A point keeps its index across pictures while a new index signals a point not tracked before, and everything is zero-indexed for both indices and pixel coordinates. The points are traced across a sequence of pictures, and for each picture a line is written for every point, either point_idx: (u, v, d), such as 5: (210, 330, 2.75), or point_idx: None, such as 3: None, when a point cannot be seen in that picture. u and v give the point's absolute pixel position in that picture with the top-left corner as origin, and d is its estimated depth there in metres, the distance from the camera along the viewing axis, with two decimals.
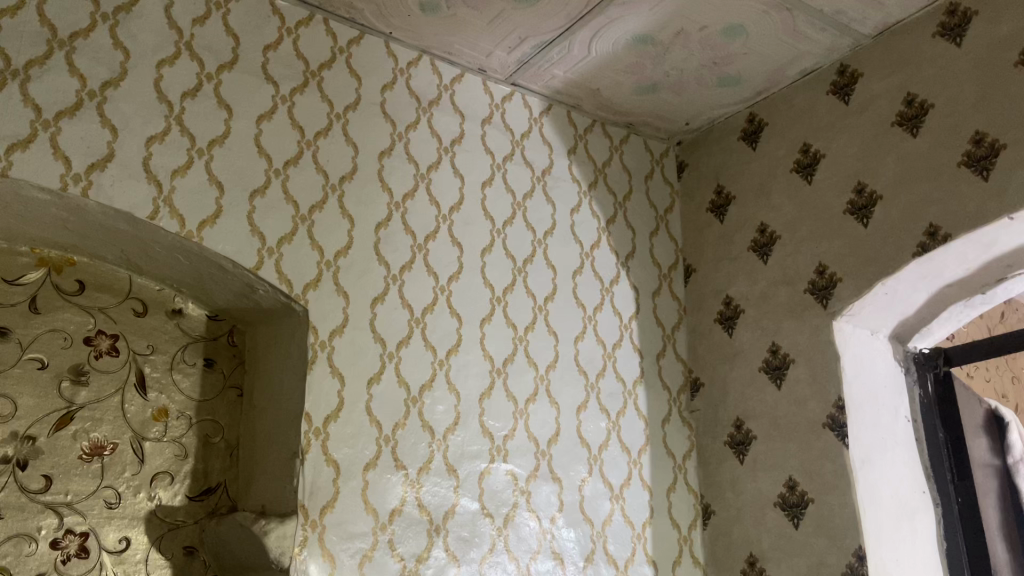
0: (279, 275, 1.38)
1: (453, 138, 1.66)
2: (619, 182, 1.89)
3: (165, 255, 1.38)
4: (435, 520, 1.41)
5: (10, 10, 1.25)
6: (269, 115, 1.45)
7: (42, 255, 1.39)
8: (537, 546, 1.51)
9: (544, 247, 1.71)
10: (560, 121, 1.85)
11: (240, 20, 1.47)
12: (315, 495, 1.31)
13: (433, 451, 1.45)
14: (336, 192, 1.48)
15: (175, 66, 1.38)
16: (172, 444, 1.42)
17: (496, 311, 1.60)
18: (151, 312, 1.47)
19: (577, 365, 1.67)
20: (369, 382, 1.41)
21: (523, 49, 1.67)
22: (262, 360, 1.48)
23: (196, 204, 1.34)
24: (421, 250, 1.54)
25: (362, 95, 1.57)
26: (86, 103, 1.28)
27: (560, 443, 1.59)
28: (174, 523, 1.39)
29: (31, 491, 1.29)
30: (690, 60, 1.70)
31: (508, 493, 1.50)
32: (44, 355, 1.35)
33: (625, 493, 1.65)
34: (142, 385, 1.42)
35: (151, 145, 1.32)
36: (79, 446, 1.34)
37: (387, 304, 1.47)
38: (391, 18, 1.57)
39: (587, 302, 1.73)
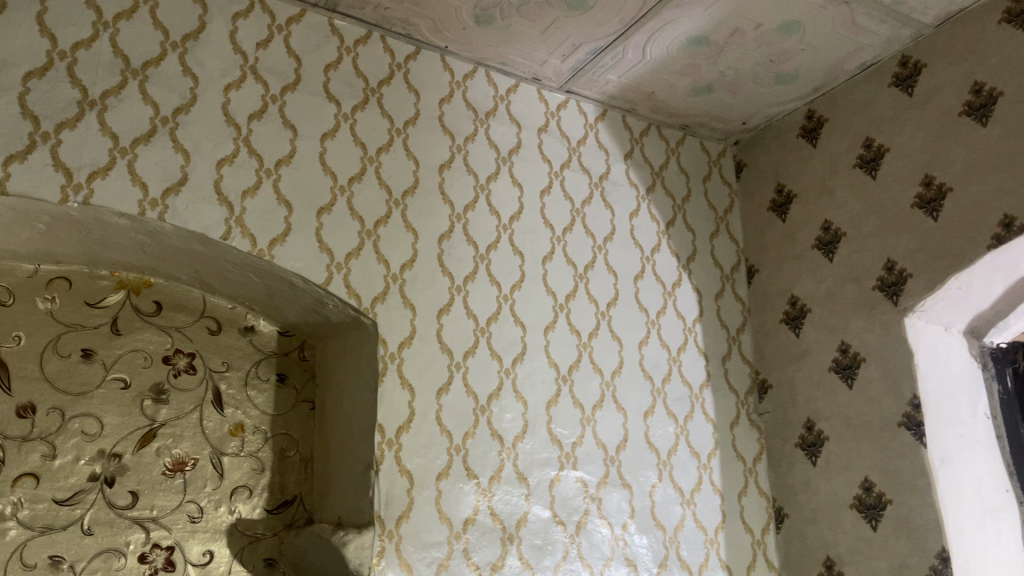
0: (348, 290, 1.40)
1: (511, 148, 1.67)
2: (677, 185, 1.88)
3: (237, 274, 1.42)
4: (507, 528, 1.42)
5: (85, 42, 1.30)
6: (332, 133, 1.48)
7: (121, 278, 1.44)
8: (610, 553, 1.50)
9: (604, 253, 1.71)
10: (616, 126, 1.85)
11: (301, 41, 1.51)
12: (391, 505, 1.33)
13: (503, 459, 1.45)
14: (399, 206, 1.50)
15: (241, 90, 1.41)
16: (250, 459, 1.46)
17: (560, 318, 1.60)
18: (225, 330, 1.51)
19: (642, 370, 1.66)
20: (438, 392, 1.43)
21: (577, 56, 1.67)
22: (333, 374, 1.51)
23: (266, 223, 1.37)
24: (483, 259, 1.56)
25: (421, 109, 1.59)
26: (160, 130, 1.32)
27: (629, 449, 1.59)
28: (254, 535, 1.42)
29: (119, 507, 1.33)
30: (746, 59, 1.69)
31: (579, 500, 1.50)
32: (127, 375, 1.39)
33: (697, 498, 1.63)
34: (219, 402, 1.46)
35: (221, 168, 1.35)
36: (162, 462, 1.38)
37: (453, 315, 1.49)
38: (447, 32, 1.59)
39: (650, 306, 1.73)
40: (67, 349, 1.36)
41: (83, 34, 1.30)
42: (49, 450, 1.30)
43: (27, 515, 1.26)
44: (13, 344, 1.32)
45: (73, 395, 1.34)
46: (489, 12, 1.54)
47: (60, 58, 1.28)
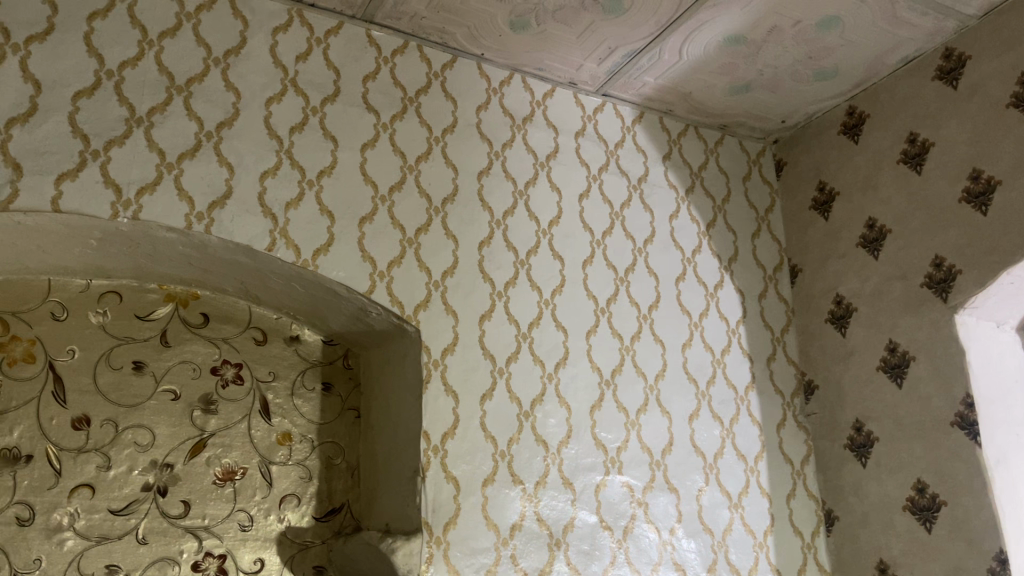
0: (391, 298, 1.41)
1: (549, 153, 1.67)
2: (717, 185, 1.87)
3: (282, 285, 1.44)
4: (554, 534, 1.42)
5: (131, 61, 1.33)
6: (372, 143, 1.49)
7: (169, 291, 1.47)
8: (658, 557, 1.49)
9: (644, 255, 1.70)
10: (653, 127, 1.84)
11: (340, 53, 1.52)
12: (438, 512, 1.33)
13: (548, 465, 1.45)
14: (439, 214, 1.51)
15: (283, 103, 1.43)
16: (297, 467, 1.47)
17: (601, 322, 1.60)
18: (271, 340, 1.53)
19: (686, 373, 1.65)
20: (482, 398, 1.43)
21: (613, 59, 1.67)
22: (377, 382, 1.52)
23: (309, 234, 1.38)
24: (524, 265, 1.56)
25: (458, 117, 1.60)
26: (204, 144, 1.34)
27: (674, 453, 1.58)
28: (304, 543, 1.43)
29: (172, 516, 1.35)
30: (785, 57, 1.67)
31: (626, 505, 1.49)
32: (176, 387, 1.42)
33: (744, 501, 1.61)
34: (266, 411, 1.48)
35: (264, 181, 1.37)
36: (212, 471, 1.40)
37: (495, 321, 1.49)
38: (482, 39, 1.60)
39: (692, 308, 1.71)
40: (119, 362, 1.39)
41: (129, 53, 1.33)
42: (103, 461, 1.33)
43: (83, 526, 1.29)
44: (67, 358, 1.36)
45: (126, 407, 1.37)
46: (524, 18, 1.55)
47: (107, 77, 1.30)
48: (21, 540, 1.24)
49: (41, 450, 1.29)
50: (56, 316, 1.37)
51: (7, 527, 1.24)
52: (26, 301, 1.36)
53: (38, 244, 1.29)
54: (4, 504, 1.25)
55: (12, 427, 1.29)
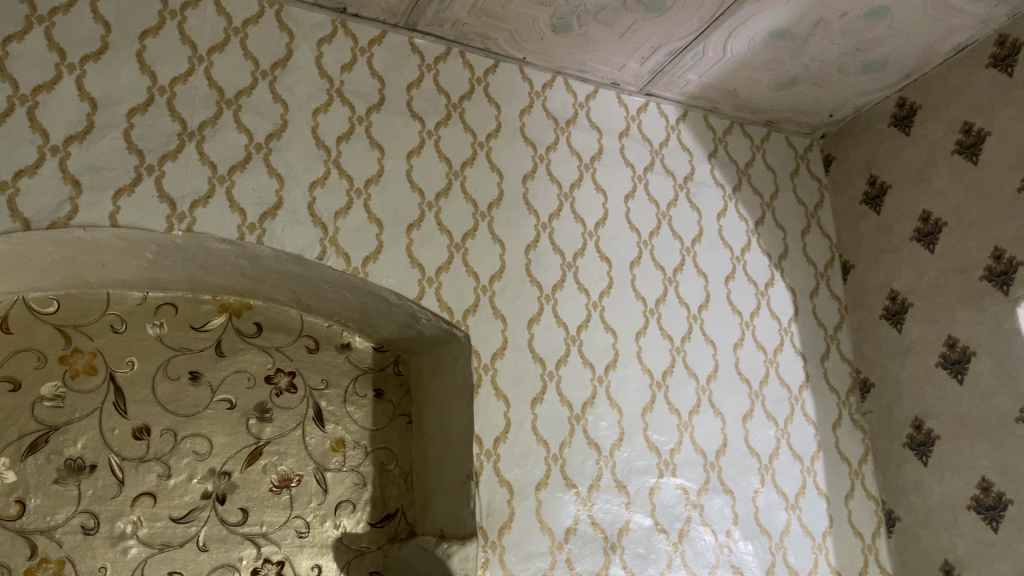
0: (440, 303, 1.42)
1: (593, 154, 1.66)
2: (764, 182, 1.84)
3: (333, 293, 1.45)
4: (609, 537, 1.40)
5: (182, 77, 1.36)
6: (418, 150, 1.50)
7: (223, 301, 1.49)
8: (715, 560, 1.47)
9: (693, 255, 1.68)
10: (697, 125, 1.82)
11: (384, 62, 1.54)
12: (493, 516, 1.33)
13: (600, 468, 1.44)
14: (486, 219, 1.51)
15: (329, 113, 1.45)
16: (352, 473, 1.48)
17: (651, 323, 1.58)
18: (323, 348, 1.55)
19: (739, 373, 1.63)
20: (533, 402, 1.43)
21: (656, 58, 1.66)
22: (428, 388, 1.53)
23: (358, 241, 1.39)
24: (571, 267, 1.55)
25: (502, 121, 1.60)
26: (255, 156, 1.37)
27: (728, 454, 1.55)
28: (360, 549, 1.44)
29: (230, 524, 1.36)
30: (831, 50, 1.65)
31: (681, 507, 1.48)
32: (232, 396, 1.44)
33: (802, 502, 1.58)
34: (320, 419, 1.49)
35: (314, 190, 1.39)
36: (269, 478, 1.42)
37: (543, 324, 1.49)
38: (524, 43, 1.60)
39: (742, 307, 1.69)
40: (177, 372, 1.41)
41: (180, 69, 1.36)
42: (164, 470, 1.35)
43: (146, 533, 1.31)
44: (127, 369, 1.38)
45: (184, 416, 1.39)
46: (566, 20, 1.55)
47: (160, 93, 1.33)
48: (86, 549, 1.27)
49: (104, 460, 1.32)
50: (115, 328, 1.40)
51: (73, 536, 1.26)
52: (87, 314, 1.39)
53: (96, 259, 1.31)
54: (69, 513, 1.27)
55: (76, 438, 1.31)
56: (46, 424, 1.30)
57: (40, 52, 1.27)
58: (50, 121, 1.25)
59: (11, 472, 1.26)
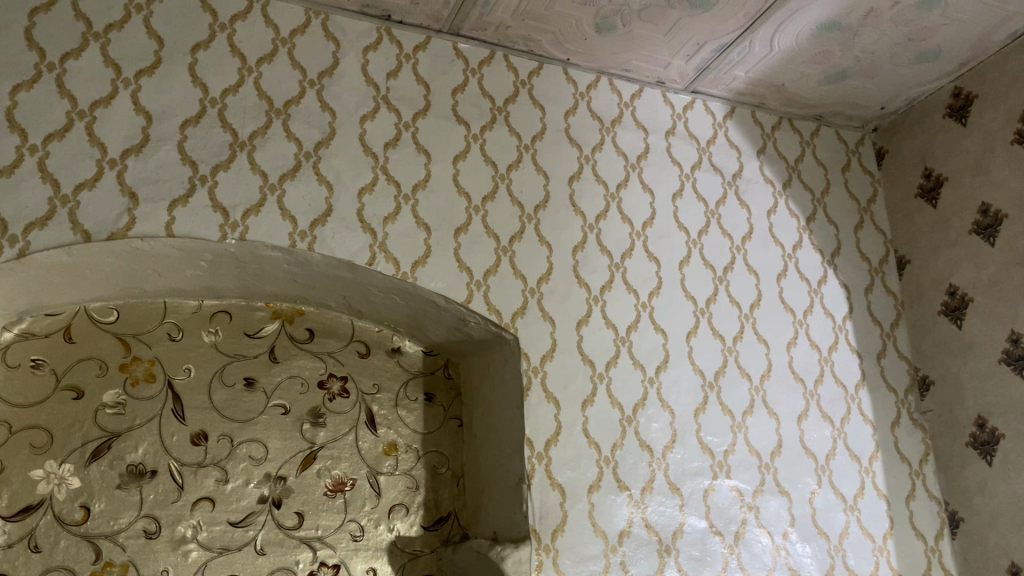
0: (489, 306, 1.42)
1: (639, 154, 1.65)
2: (815, 177, 1.81)
3: (383, 298, 1.46)
4: (664, 540, 1.39)
5: (232, 88, 1.38)
6: (464, 154, 1.50)
7: (275, 308, 1.52)
8: (772, 563, 1.45)
9: (743, 253, 1.66)
10: (745, 122, 1.80)
11: (429, 68, 1.54)
12: (545, 519, 1.33)
13: (653, 470, 1.43)
14: (533, 221, 1.51)
15: (376, 119, 1.46)
16: (404, 477, 1.49)
17: (701, 323, 1.56)
18: (373, 352, 1.56)
19: (793, 373, 1.60)
20: (584, 404, 1.42)
21: (702, 55, 1.65)
22: (479, 391, 1.53)
23: (407, 246, 1.40)
24: (619, 268, 1.54)
25: (547, 123, 1.60)
26: (304, 164, 1.38)
27: (784, 455, 1.53)
28: (414, 552, 1.45)
29: (287, 527, 1.38)
30: (883, 40, 1.62)
31: (736, 509, 1.46)
32: (286, 401, 1.46)
33: (860, 504, 1.55)
34: (372, 423, 1.50)
35: (362, 197, 1.40)
36: (323, 482, 1.43)
37: (592, 326, 1.48)
38: (568, 44, 1.60)
39: (795, 305, 1.66)
40: (232, 379, 1.44)
41: (230, 80, 1.38)
42: (221, 475, 1.37)
43: (206, 538, 1.33)
44: (184, 376, 1.41)
45: (240, 422, 1.42)
46: (610, 20, 1.54)
47: (211, 105, 1.36)
48: (149, 553, 1.29)
49: (164, 466, 1.34)
50: (172, 336, 1.43)
51: (135, 540, 1.29)
52: (145, 323, 1.42)
53: (153, 269, 1.34)
54: (131, 518, 1.30)
55: (137, 444, 1.34)
56: (108, 431, 1.33)
57: (96, 68, 1.31)
58: (107, 136, 1.28)
59: (75, 478, 1.29)
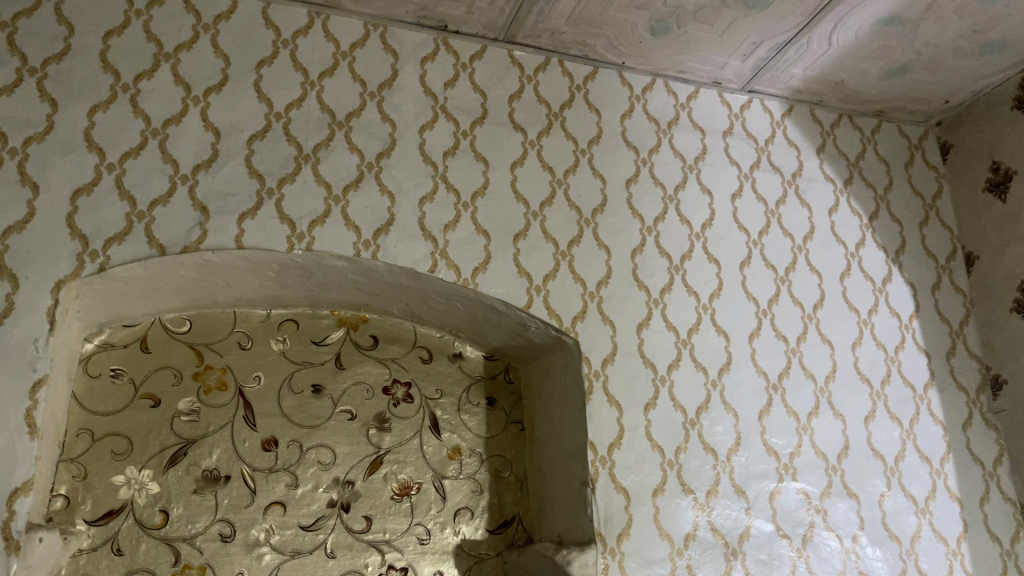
0: (549, 311, 1.43)
1: (696, 155, 1.64)
2: (877, 174, 1.78)
3: (444, 304, 1.48)
4: (730, 543, 1.38)
5: (296, 102, 1.42)
6: (521, 160, 1.52)
7: (340, 316, 1.55)
8: (842, 566, 1.43)
9: (805, 253, 1.64)
10: (803, 120, 1.78)
11: (485, 76, 1.56)
12: (610, 523, 1.33)
13: (718, 473, 1.42)
14: (590, 225, 1.51)
15: (435, 129, 1.48)
16: (469, 481, 1.51)
17: (763, 324, 1.55)
18: (436, 358, 1.58)
19: (858, 373, 1.57)
20: (646, 407, 1.42)
21: (759, 54, 1.63)
22: (540, 395, 1.54)
23: (468, 253, 1.42)
24: (679, 270, 1.53)
25: (603, 127, 1.60)
26: (366, 175, 1.41)
27: (851, 457, 1.51)
28: (479, 555, 1.46)
29: (356, 531, 1.41)
30: (946, 33, 1.59)
31: (803, 512, 1.44)
32: (352, 407, 1.49)
33: (932, 507, 1.52)
34: (436, 427, 1.52)
35: (423, 206, 1.42)
36: (390, 487, 1.46)
37: (653, 328, 1.47)
38: (623, 47, 1.60)
39: (860, 305, 1.64)
40: (300, 386, 1.48)
41: (294, 95, 1.42)
42: (292, 479, 1.41)
43: (278, 541, 1.36)
44: (254, 384, 1.45)
45: (308, 428, 1.45)
46: (665, 22, 1.54)
47: (276, 119, 1.40)
48: (225, 556, 1.33)
49: (237, 471, 1.38)
50: (242, 345, 1.47)
51: (211, 543, 1.33)
52: (216, 332, 1.47)
53: (224, 280, 1.38)
54: (208, 522, 1.34)
55: (212, 450, 1.38)
56: (184, 437, 1.38)
57: (168, 87, 1.36)
58: (179, 152, 1.33)
59: (155, 483, 1.34)
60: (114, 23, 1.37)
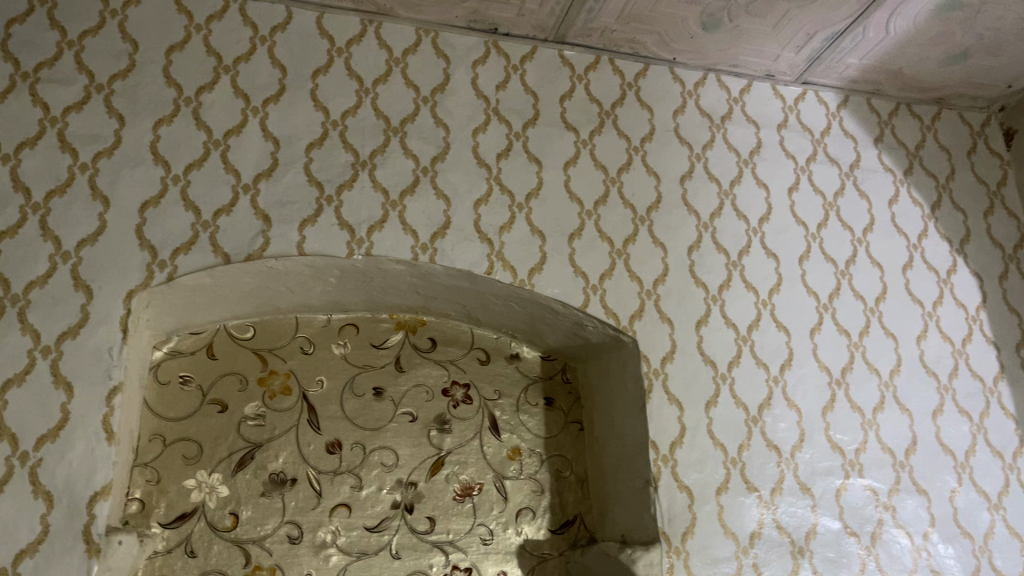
0: (607, 310, 1.42)
1: (751, 149, 1.63)
2: (938, 162, 1.74)
3: (501, 305, 1.49)
4: (797, 541, 1.36)
5: (351, 110, 1.44)
6: (574, 160, 1.52)
7: (399, 319, 1.57)
8: (913, 564, 1.40)
9: (865, 245, 1.61)
10: (860, 110, 1.75)
11: (536, 77, 1.57)
12: (674, 521, 1.32)
13: (782, 470, 1.40)
14: (646, 223, 1.51)
15: (488, 132, 1.49)
16: (529, 481, 1.51)
17: (825, 319, 1.53)
18: (493, 359, 1.59)
19: (924, 367, 1.54)
20: (708, 405, 1.41)
21: (813, 45, 1.61)
22: (599, 394, 1.54)
23: (524, 254, 1.42)
24: (737, 266, 1.52)
25: (656, 124, 1.59)
26: (422, 179, 1.43)
27: (919, 452, 1.47)
28: (542, 555, 1.47)
29: (419, 532, 1.42)
30: (1008, 16, 1.55)
31: (871, 509, 1.41)
32: (413, 409, 1.51)
33: (1006, 502, 1.48)
34: (495, 428, 1.53)
35: (478, 208, 1.43)
36: (452, 487, 1.47)
37: (712, 325, 1.46)
38: (674, 44, 1.60)
39: (924, 297, 1.60)
40: (362, 389, 1.50)
41: (349, 102, 1.44)
42: (356, 481, 1.43)
43: (344, 542, 1.38)
44: (317, 387, 1.48)
45: (371, 430, 1.47)
46: (717, 17, 1.53)
47: (333, 127, 1.42)
48: (293, 557, 1.35)
49: (303, 474, 1.41)
50: (305, 350, 1.50)
51: (280, 545, 1.35)
52: (279, 338, 1.50)
53: (286, 286, 1.41)
54: (276, 524, 1.37)
55: (278, 453, 1.41)
56: (251, 441, 1.41)
57: (228, 99, 1.39)
58: (240, 163, 1.36)
59: (224, 487, 1.37)
60: (175, 38, 1.40)
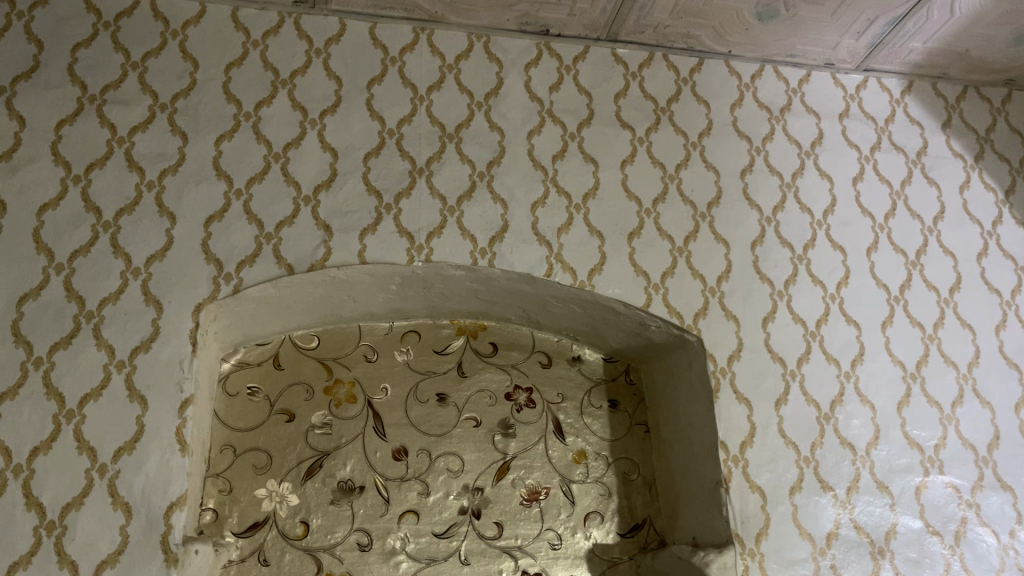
0: (669, 309, 1.40)
1: (813, 140, 1.59)
2: (1010, 146, 1.68)
3: (562, 308, 1.48)
4: (876, 541, 1.32)
5: (407, 118, 1.45)
6: (631, 158, 1.50)
7: (460, 325, 1.57)
8: (1000, 564, 1.34)
9: (936, 234, 1.56)
10: (925, 95, 1.69)
11: (590, 77, 1.55)
12: (747, 523, 1.29)
13: (858, 468, 1.36)
14: (707, 219, 1.48)
15: (543, 134, 1.49)
16: (596, 484, 1.50)
17: (897, 311, 1.48)
18: (555, 362, 1.58)
19: (1005, 358, 1.48)
20: (777, 403, 1.37)
21: (874, 30, 1.58)
22: (664, 395, 1.52)
23: (583, 255, 1.41)
24: (802, 260, 1.48)
25: (713, 119, 1.57)
26: (479, 184, 1.42)
27: (1003, 447, 1.42)
28: (612, 559, 1.45)
29: (488, 537, 1.42)
30: None
31: (954, 507, 1.36)
32: (477, 414, 1.50)
33: None
34: (560, 431, 1.52)
35: (536, 211, 1.43)
36: (519, 492, 1.46)
37: (779, 321, 1.43)
38: (729, 36, 1.57)
39: (1001, 285, 1.54)
40: (425, 395, 1.50)
41: (405, 111, 1.45)
42: (423, 488, 1.43)
43: (413, 549, 1.38)
44: (382, 395, 1.48)
45: (436, 436, 1.47)
46: (773, 7, 1.51)
47: (389, 135, 1.43)
48: (363, 564, 1.36)
49: (370, 481, 1.41)
50: (368, 357, 1.51)
51: (351, 553, 1.36)
52: (343, 347, 1.51)
53: (349, 295, 1.42)
54: (346, 532, 1.37)
55: (345, 461, 1.42)
56: (319, 450, 1.42)
57: (286, 113, 1.41)
58: (300, 175, 1.37)
59: (294, 495, 1.38)
60: (233, 55, 1.43)
